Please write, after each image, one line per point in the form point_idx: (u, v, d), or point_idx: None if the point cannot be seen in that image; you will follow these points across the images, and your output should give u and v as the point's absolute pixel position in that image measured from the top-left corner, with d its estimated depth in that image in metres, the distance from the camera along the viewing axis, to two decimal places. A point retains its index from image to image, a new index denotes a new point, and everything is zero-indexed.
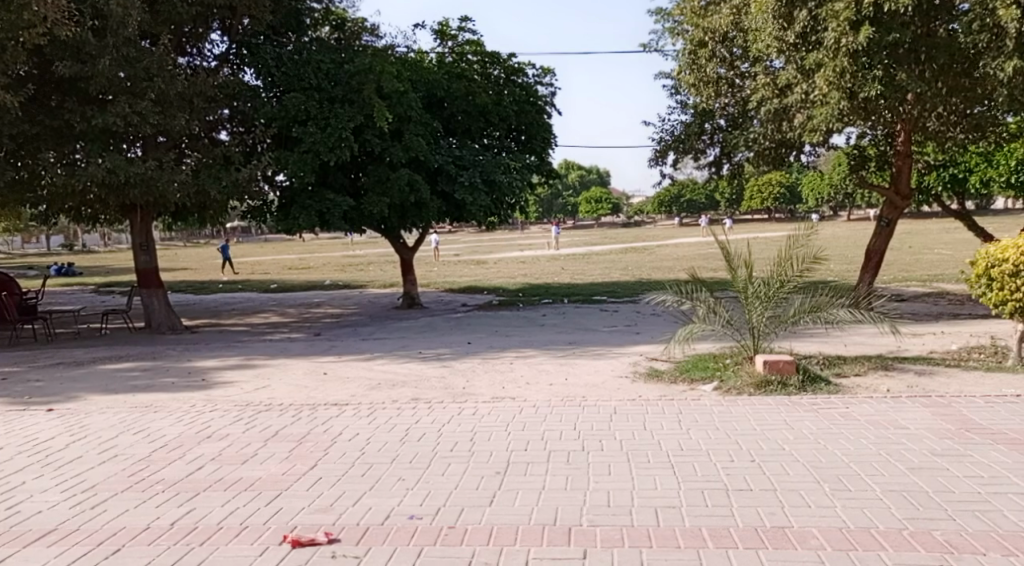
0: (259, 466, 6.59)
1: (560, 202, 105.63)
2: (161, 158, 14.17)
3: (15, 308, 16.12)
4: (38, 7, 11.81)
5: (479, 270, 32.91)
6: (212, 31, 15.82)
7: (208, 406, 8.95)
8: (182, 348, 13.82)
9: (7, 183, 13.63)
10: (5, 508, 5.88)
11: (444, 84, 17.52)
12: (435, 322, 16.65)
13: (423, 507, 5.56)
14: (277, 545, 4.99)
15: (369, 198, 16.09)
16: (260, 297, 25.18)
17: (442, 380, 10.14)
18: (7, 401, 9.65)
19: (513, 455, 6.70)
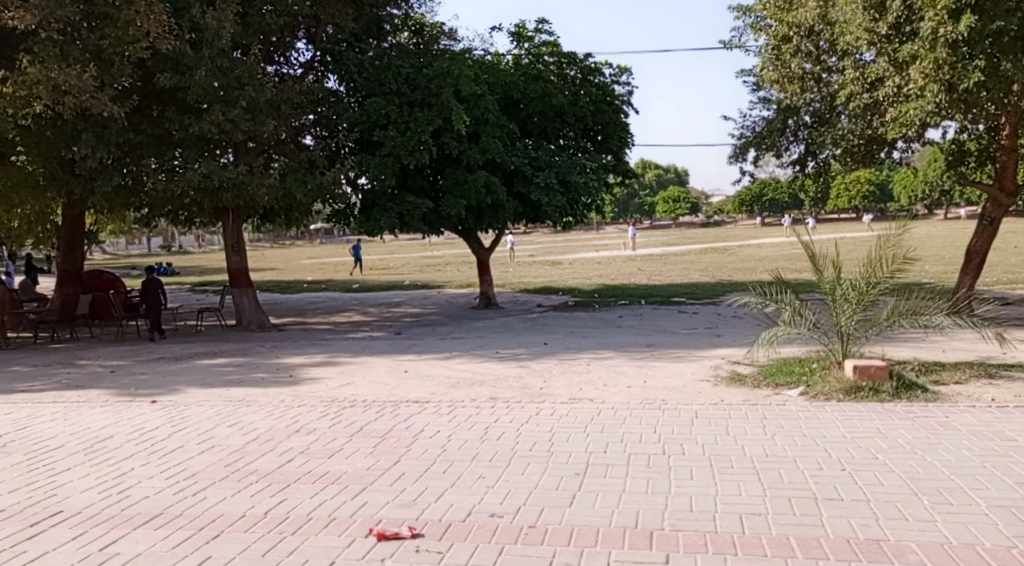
0: (345, 461, 6.71)
1: (636, 202, 104.96)
2: (251, 164, 14.60)
3: (119, 307, 16.87)
4: (141, 23, 12.62)
5: (558, 271, 32.89)
6: (297, 40, 16.40)
7: (297, 401, 9.17)
8: (270, 346, 14.24)
9: (114, 190, 14.27)
10: (115, 492, 6.14)
11: (521, 86, 17.54)
12: (512, 323, 16.71)
13: (504, 505, 5.57)
14: (364, 537, 5.07)
15: (447, 200, 16.26)
16: (342, 297, 25.77)
17: (520, 380, 10.16)
18: (113, 392, 10.12)
19: (593, 457, 6.66)
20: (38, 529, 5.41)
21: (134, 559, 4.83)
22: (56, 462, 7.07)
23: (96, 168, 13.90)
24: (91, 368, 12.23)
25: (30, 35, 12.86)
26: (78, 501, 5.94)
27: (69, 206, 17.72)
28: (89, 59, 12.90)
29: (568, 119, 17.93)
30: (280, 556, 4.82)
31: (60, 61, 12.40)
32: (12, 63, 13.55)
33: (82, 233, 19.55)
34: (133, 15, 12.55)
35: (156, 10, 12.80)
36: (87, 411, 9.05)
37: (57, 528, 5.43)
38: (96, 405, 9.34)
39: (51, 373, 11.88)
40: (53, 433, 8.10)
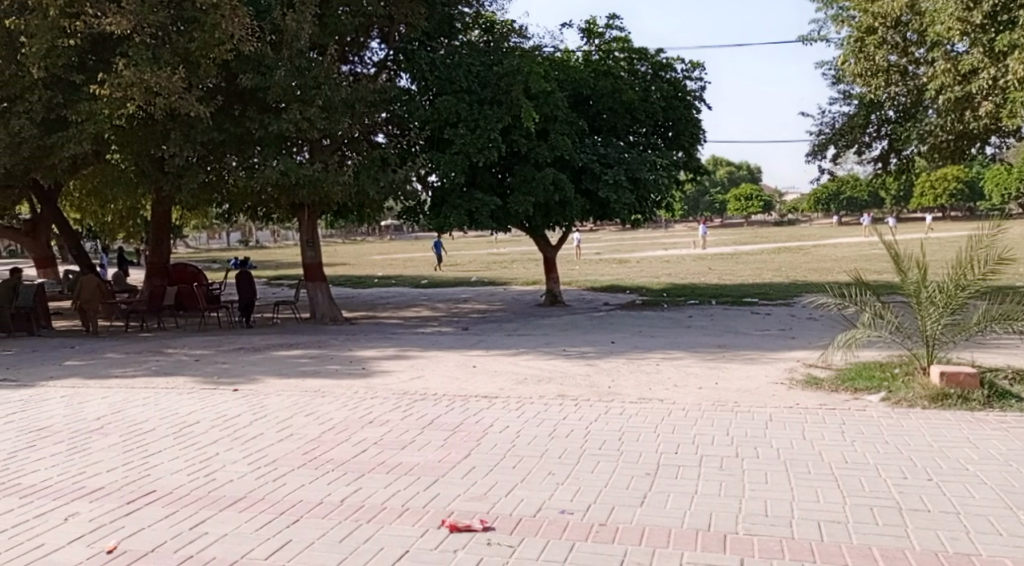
0: (417, 452, 6.75)
1: (707, 199, 103.45)
2: (327, 161, 14.87)
3: (201, 298, 17.38)
4: (226, 26, 13.04)
5: (626, 269, 32.61)
6: (371, 40, 16.58)
7: (370, 393, 9.28)
8: (342, 339, 14.46)
9: (199, 187, 14.74)
10: (203, 475, 6.33)
11: (591, 82, 17.38)
12: (579, 321, 16.62)
13: (574, 502, 5.51)
14: (437, 528, 5.08)
15: (515, 198, 16.24)
16: (410, 292, 26.04)
17: (588, 378, 10.08)
18: (197, 380, 10.43)
19: (664, 457, 6.54)
20: (133, 507, 5.65)
21: (220, 539, 5.01)
22: (147, 444, 7.33)
23: (182, 166, 14.38)
24: (176, 356, 12.63)
25: (126, 40, 13.57)
26: (169, 482, 6.17)
27: (158, 201, 18.43)
28: (178, 61, 13.45)
29: (638, 115, 17.76)
30: (357, 542, 4.89)
31: (153, 64, 13.09)
32: (107, 66, 14.13)
33: (171, 227, 20.12)
34: (220, 18, 13.02)
35: (241, 14, 13.26)
36: (174, 397, 9.35)
37: (150, 506, 5.65)
38: (182, 391, 9.64)
39: (139, 360, 12.31)
40: (144, 416, 8.40)
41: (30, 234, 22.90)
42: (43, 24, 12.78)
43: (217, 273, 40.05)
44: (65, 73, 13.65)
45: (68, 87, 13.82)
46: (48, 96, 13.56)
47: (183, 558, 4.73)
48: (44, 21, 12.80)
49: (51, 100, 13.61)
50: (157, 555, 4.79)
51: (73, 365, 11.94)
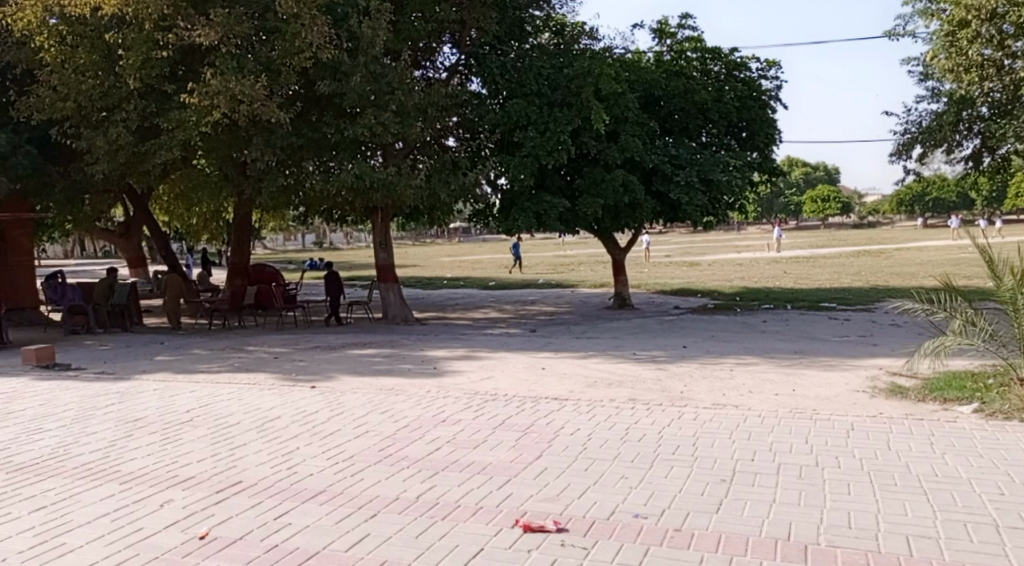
0: (490, 452, 6.69)
1: (781, 201, 101.23)
2: (400, 165, 15.04)
3: (278, 297, 17.74)
4: (306, 35, 13.41)
5: (698, 272, 32.08)
6: (443, 45, 16.69)
7: (442, 392, 9.28)
8: (414, 338, 14.55)
9: (278, 191, 15.06)
10: (285, 468, 6.42)
11: (662, 82, 17.17)
12: (649, 324, 16.38)
13: (648, 507, 5.37)
14: (511, 527, 5.00)
15: (584, 200, 16.07)
16: (478, 294, 26.10)
17: (660, 383, 9.89)
18: (276, 376, 10.62)
19: (740, 464, 6.33)
20: (220, 497, 5.80)
21: (302, 531, 5.06)
22: (233, 437, 7.48)
23: (263, 171, 14.70)
24: (256, 353, 12.90)
25: (214, 50, 14.01)
26: (255, 473, 6.30)
27: (238, 203, 18.90)
28: (260, 70, 13.80)
29: (710, 115, 17.42)
30: (432, 538, 4.85)
31: (237, 73, 13.45)
32: (196, 76, 14.52)
33: (252, 228, 20.58)
34: (300, 28, 13.42)
35: (320, 23, 13.53)
36: (254, 392, 9.51)
37: (236, 497, 5.79)
38: (263, 387, 9.82)
39: (220, 356, 12.60)
40: (227, 410, 8.57)
41: (122, 234, 23.70)
42: (138, 36, 13.39)
43: (293, 274, 40.86)
44: (158, 83, 14.13)
45: (160, 97, 14.28)
46: (142, 106, 14.03)
47: (268, 547, 4.83)
48: (139, 34, 13.41)
49: (146, 110, 14.04)
50: (244, 543, 4.92)
51: (161, 360, 12.29)
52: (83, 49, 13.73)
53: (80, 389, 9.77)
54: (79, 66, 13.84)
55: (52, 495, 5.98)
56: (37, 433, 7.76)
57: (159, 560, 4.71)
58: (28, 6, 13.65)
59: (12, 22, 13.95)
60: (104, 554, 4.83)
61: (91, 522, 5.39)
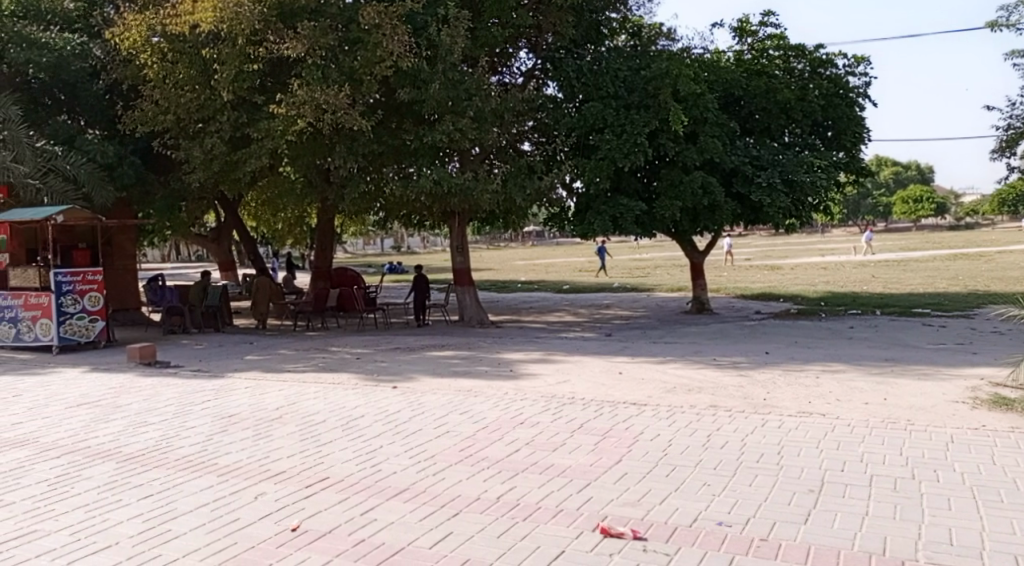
0: (569, 455, 6.76)
1: (867, 202, 98.28)
2: (477, 170, 15.23)
3: (359, 300, 18.20)
4: (387, 44, 13.79)
5: (780, 276, 31.48)
6: (520, 50, 16.86)
7: (519, 395, 9.39)
8: (490, 341, 14.72)
9: (358, 196, 15.46)
10: (370, 466, 6.62)
11: (743, 82, 16.97)
12: (728, 329, 16.18)
13: (732, 515, 5.36)
14: (592, 531, 5.06)
15: (662, 202, 15.97)
16: (553, 297, 26.17)
17: (741, 389, 9.79)
18: (359, 376, 10.90)
19: (829, 475, 6.24)
20: (310, 491, 6.02)
21: (388, 526, 5.24)
22: (320, 434, 7.74)
23: (345, 177, 15.12)
24: (339, 353, 13.26)
25: (300, 63, 14.48)
26: (342, 470, 6.52)
27: (323, 208, 19.45)
28: (344, 80, 14.18)
29: (793, 115, 17.01)
30: (515, 539, 4.95)
31: (323, 83, 13.86)
32: (285, 87, 15.00)
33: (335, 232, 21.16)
34: (382, 37, 13.81)
35: (401, 32, 13.93)
36: (339, 392, 9.79)
37: (325, 492, 6.01)
38: (347, 387, 10.09)
39: (305, 356, 13.00)
40: (314, 408, 8.86)
41: (213, 239, 24.64)
42: (232, 51, 13.96)
43: (373, 277, 41.74)
44: (249, 95, 14.67)
45: (251, 108, 14.80)
46: (235, 116, 14.53)
47: (356, 541, 5.01)
48: (233, 49, 13.98)
49: (238, 120, 14.55)
50: (333, 536, 5.12)
51: (251, 359, 12.74)
52: (183, 65, 14.36)
53: (177, 386, 10.24)
54: (178, 81, 14.52)
55: (157, 484, 6.32)
56: (141, 426, 8.18)
57: (255, 549, 4.94)
58: (132, 25, 14.42)
59: (119, 41, 14.73)
60: (205, 542, 5.10)
61: (194, 510, 5.70)
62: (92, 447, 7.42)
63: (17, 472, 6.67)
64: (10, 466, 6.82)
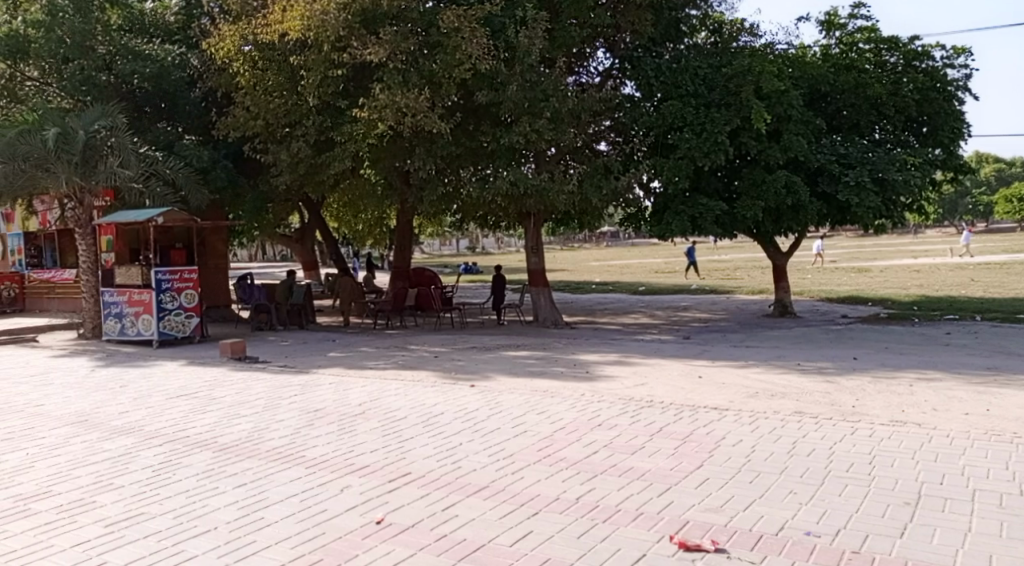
0: (648, 459, 6.88)
1: (962, 203, 94.66)
2: (553, 171, 15.42)
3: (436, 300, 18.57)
4: (466, 47, 14.08)
5: (869, 279, 30.69)
6: (596, 50, 17.04)
7: (596, 396, 9.53)
8: (566, 342, 14.88)
9: (438, 197, 15.90)
10: (450, 462, 6.88)
11: (830, 78, 16.63)
12: (813, 334, 15.95)
13: (821, 525, 5.36)
14: (673, 535, 5.19)
15: (743, 202, 15.83)
16: (630, 299, 26.15)
17: (828, 396, 9.70)
18: (439, 374, 11.21)
19: (927, 488, 6.12)
20: (393, 485, 6.31)
21: (469, 522, 5.47)
22: (401, 430, 8.04)
23: (424, 179, 15.53)
24: (418, 352, 13.61)
25: (381, 67, 14.85)
26: (423, 465, 6.79)
27: (404, 210, 19.92)
28: (424, 83, 14.52)
29: (884, 110, 16.64)
30: (594, 540, 5.12)
31: (403, 87, 14.22)
32: (365, 91, 15.39)
33: (414, 234, 21.54)
34: (460, 40, 14.10)
35: (479, 35, 14.18)
36: (421, 389, 10.10)
37: (407, 487, 6.28)
38: (427, 385, 10.40)
39: (386, 354, 13.40)
40: (396, 405, 9.18)
41: (297, 239, 25.26)
42: (318, 58, 14.45)
43: (450, 278, 42.43)
44: (333, 100, 15.16)
45: (335, 112, 15.30)
46: (319, 121, 15.16)
47: (438, 536, 5.25)
48: (319, 55, 14.42)
49: (322, 125, 15.16)
50: (416, 531, 5.37)
51: (335, 356, 13.21)
52: (272, 72, 14.95)
53: (266, 381, 10.74)
54: (268, 88, 15.11)
55: (250, 474, 6.71)
56: (234, 418, 8.64)
57: (342, 540, 5.23)
58: (226, 36, 15.16)
59: (214, 51, 15.47)
60: (295, 530, 5.42)
61: (284, 500, 6.04)
62: (191, 436, 7.89)
63: (124, 457, 7.15)
64: (117, 452, 7.31)
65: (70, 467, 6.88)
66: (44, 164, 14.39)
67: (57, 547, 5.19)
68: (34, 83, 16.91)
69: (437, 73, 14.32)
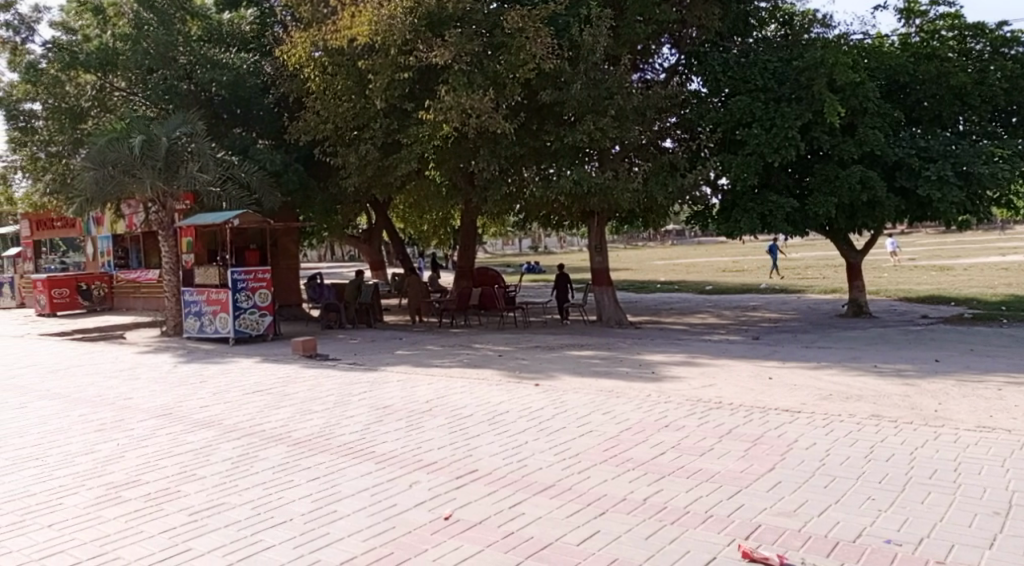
0: (717, 461, 6.92)
1: None
2: (617, 169, 15.48)
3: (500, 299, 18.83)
4: (530, 46, 14.21)
5: (948, 278, 29.83)
6: (663, 46, 17.05)
7: (663, 397, 9.58)
8: (631, 342, 14.92)
9: (502, 196, 16.09)
10: (516, 460, 7.04)
11: (910, 68, 16.22)
12: (890, 335, 15.64)
13: (903, 533, 5.33)
14: (744, 539, 5.25)
15: (816, 198, 15.57)
16: (697, 298, 25.96)
17: (907, 400, 9.55)
18: (505, 373, 11.38)
19: (1016, 497, 5.99)
20: (460, 482, 6.50)
21: (536, 520, 5.62)
22: (468, 428, 8.23)
23: (488, 180, 15.76)
24: (484, 350, 13.82)
25: (447, 70, 15.11)
26: (489, 463, 6.97)
27: (470, 210, 20.18)
28: (488, 84, 14.70)
29: (969, 100, 16.06)
30: (663, 541, 5.22)
31: (468, 88, 14.43)
32: (432, 93, 15.60)
33: (477, 234, 21.61)
34: (524, 41, 14.24)
35: (543, 34, 14.31)
36: (487, 388, 10.29)
37: (474, 483, 6.46)
38: (494, 383, 10.58)
39: (453, 353, 13.64)
40: (463, 403, 9.38)
41: (364, 240, 25.93)
42: (385, 61, 14.72)
43: (514, 277, 42.66)
44: (399, 103, 15.45)
45: (401, 114, 15.62)
46: (387, 124, 15.50)
47: (506, 533, 5.41)
48: (386, 59, 14.70)
49: (389, 127, 15.50)
50: (483, 527, 5.53)
51: (403, 354, 13.50)
52: (341, 76, 15.31)
53: (337, 377, 11.08)
54: (337, 91, 15.50)
55: (323, 467, 6.98)
56: (308, 413, 8.95)
57: (412, 534, 5.43)
58: (298, 43, 15.57)
59: (287, 57, 15.96)
60: (367, 524, 5.64)
61: (355, 494, 6.27)
62: (266, 430, 8.22)
63: (206, 450, 7.49)
64: (199, 444, 7.66)
65: (157, 457, 7.25)
66: (131, 169, 15.14)
67: (146, 533, 5.51)
68: (121, 93, 17.66)
69: (502, 73, 14.51)
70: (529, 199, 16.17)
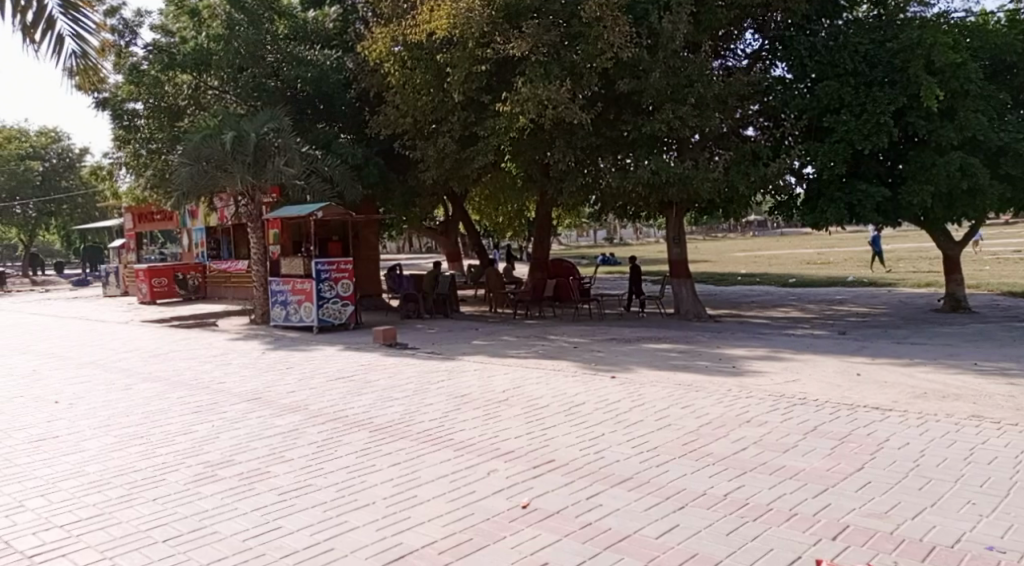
0: (801, 458, 6.88)
1: None
2: (697, 159, 15.40)
3: (576, 290, 18.92)
4: (608, 36, 14.18)
5: None
6: (746, 32, 16.80)
7: (745, 392, 9.52)
8: (709, 335, 14.82)
9: (579, 186, 16.10)
10: (592, 451, 7.13)
11: (1018, 47, 15.40)
12: (988, 331, 15.11)
13: (1006, 540, 5.20)
14: (831, 539, 5.23)
15: (909, 187, 15.03)
16: (779, 291, 25.45)
17: (1010, 400, 9.24)
18: (582, 365, 11.46)
19: None
20: (538, 471, 6.63)
21: (614, 511, 5.71)
22: (544, 418, 8.35)
23: (565, 171, 15.87)
24: (560, 342, 13.92)
25: (524, 61, 15.24)
26: (565, 453, 7.08)
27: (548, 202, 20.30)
28: (566, 74, 14.77)
29: None
30: (745, 538, 5.24)
31: (545, 79, 14.52)
32: (509, 85, 15.79)
33: (552, 227, 21.79)
34: (602, 29, 14.21)
35: (621, 23, 14.25)
36: (563, 379, 10.40)
37: (550, 473, 6.59)
38: (571, 374, 10.68)
39: (529, 343, 13.78)
40: (540, 393, 9.51)
41: (442, 233, 26.31)
42: (463, 55, 14.90)
43: (591, 268, 42.53)
44: (477, 96, 15.64)
45: (479, 107, 15.81)
46: (465, 116, 15.69)
47: (584, 523, 5.51)
48: (465, 52, 14.88)
49: (467, 120, 15.68)
50: (561, 517, 5.65)
51: (479, 345, 13.71)
52: (420, 70, 15.46)
53: (416, 366, 11.35)
54: (416, 86, 15.66)
55: (403, 454, 7.19)
56: (389, 400, 9.21)
57: (489, 521, 5.58)
58: (379, 38, 15.90)
59: (369, 53, 16.25)
60: (447, 509, 5.82)
61: (434, 480, 6.45)
62: (348, 416, 8.50)
63: (293, 434, 7.80)
64: (288, 428, 7.99)
65: (248, 439, 7.59)
66: (223, 165, 15.74)
67: (240, 510, 5.80)
68: (213, 92, 18.31)
69: (579, 64, 14.61)
70: (606, 190, 16.18)
